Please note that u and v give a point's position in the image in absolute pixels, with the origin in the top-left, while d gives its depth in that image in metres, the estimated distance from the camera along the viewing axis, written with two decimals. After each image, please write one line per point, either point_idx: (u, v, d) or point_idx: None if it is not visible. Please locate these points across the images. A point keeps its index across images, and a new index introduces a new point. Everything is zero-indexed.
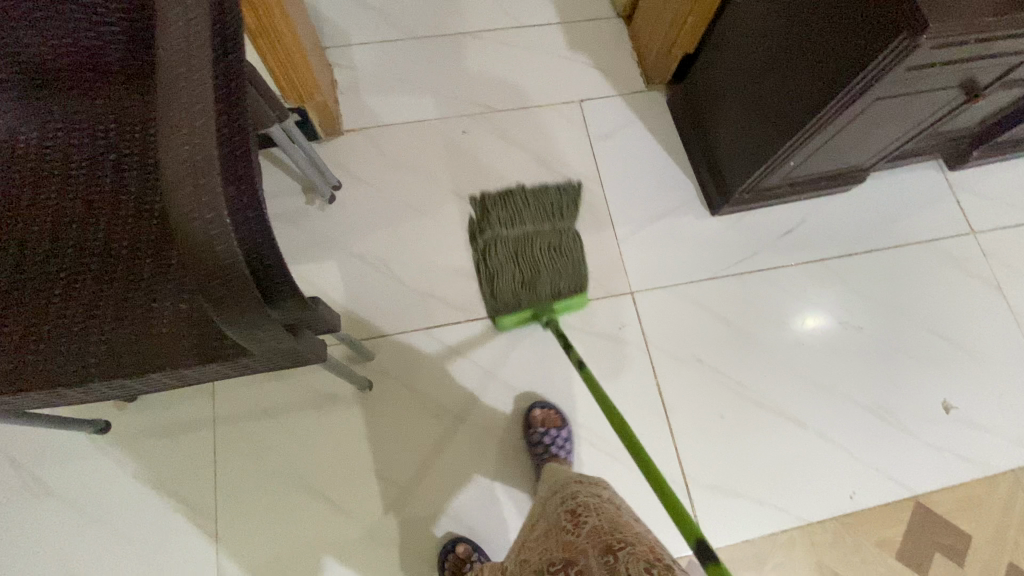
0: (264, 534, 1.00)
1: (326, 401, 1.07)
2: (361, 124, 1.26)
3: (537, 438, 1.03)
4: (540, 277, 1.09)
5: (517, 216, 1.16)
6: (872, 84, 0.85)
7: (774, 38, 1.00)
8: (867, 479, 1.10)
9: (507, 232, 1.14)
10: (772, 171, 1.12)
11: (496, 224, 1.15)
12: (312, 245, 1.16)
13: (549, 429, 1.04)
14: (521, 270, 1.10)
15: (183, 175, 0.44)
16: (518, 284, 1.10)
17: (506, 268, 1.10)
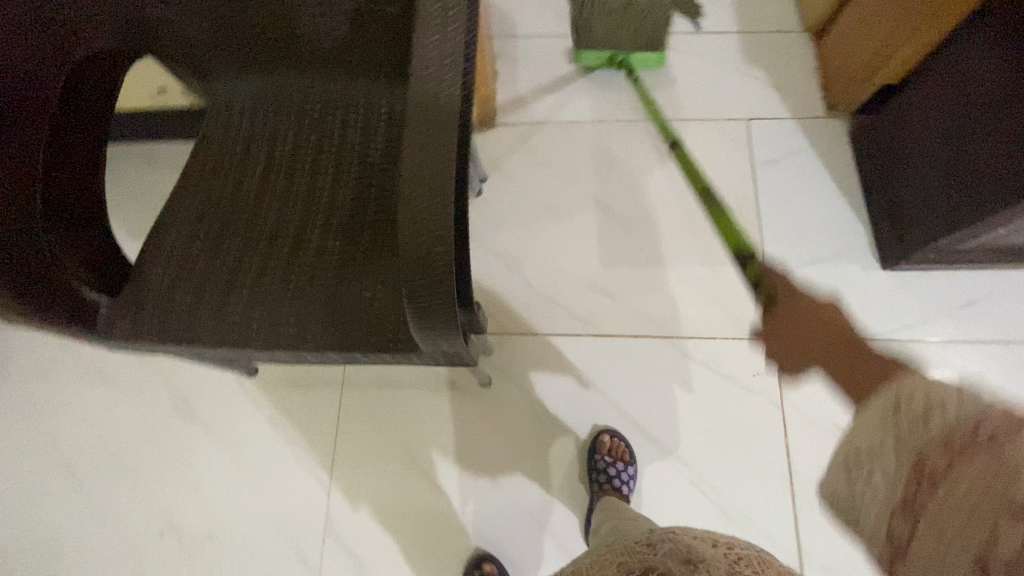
0: (368, 503, 1.05)
1: (444, 388, 1.10)
2: (515, 118, 1.25)
3: (601, 465, 0.99)
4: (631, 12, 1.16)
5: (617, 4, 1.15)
6: None
7: (993, 92, 0.88)
8: None
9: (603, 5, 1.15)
10: (969, 237, 0.98)
11: (595, 10, 1.16)
12: None
13: (615, 461, 1.00)
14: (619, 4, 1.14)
15: (419, 199, 0.51)
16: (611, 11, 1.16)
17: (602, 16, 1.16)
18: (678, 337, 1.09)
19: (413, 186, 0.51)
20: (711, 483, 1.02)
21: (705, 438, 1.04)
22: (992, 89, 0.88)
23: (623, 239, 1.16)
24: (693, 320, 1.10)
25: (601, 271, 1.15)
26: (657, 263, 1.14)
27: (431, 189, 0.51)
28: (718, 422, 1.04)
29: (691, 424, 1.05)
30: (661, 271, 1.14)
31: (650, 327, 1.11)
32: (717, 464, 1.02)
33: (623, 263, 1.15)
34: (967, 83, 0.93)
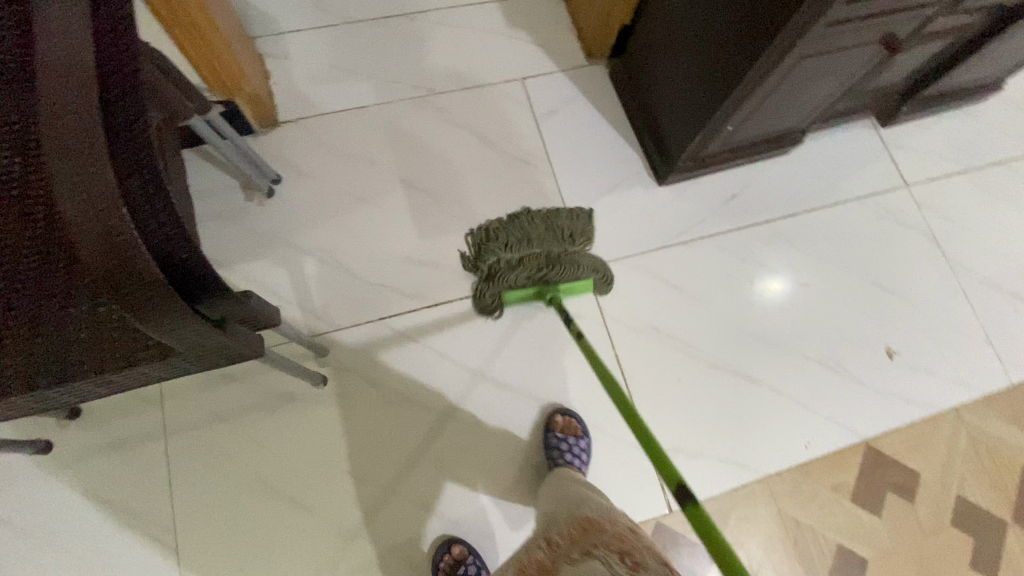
0: (228, 545, 0.97)
1: (285, 400, 1.04)
2: (298, 114, 1.21)
3: (554, 441, 1.02)
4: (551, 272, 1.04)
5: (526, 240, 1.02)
6: (781, 54, 0.88)
7: (689, 20, 1.04)
8: (824, 429, 1.12)
9: (507, 260, 1.04)
10: (713, 137, 1.14)
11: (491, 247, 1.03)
12: (248, 242, 1.11)
13: (568, 436, 1.03)
14: (531, 268, 1.04)
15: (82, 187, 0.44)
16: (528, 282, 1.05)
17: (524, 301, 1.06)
18: None
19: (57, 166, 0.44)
20: (563, 409, 1.08)
21: (550, 371, 1.11)
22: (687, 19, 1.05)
23: (435, 208, 1.18)
24: None
25: (418, 244, 1.15)
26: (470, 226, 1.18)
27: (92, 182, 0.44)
28: (557, 352, 1.12)
29: (535, 364, 1.11)
30: None
31: None
32: (564, 390, 1.10)
33: (437, 231, 1.16)
34: (669, 21, 1.10)
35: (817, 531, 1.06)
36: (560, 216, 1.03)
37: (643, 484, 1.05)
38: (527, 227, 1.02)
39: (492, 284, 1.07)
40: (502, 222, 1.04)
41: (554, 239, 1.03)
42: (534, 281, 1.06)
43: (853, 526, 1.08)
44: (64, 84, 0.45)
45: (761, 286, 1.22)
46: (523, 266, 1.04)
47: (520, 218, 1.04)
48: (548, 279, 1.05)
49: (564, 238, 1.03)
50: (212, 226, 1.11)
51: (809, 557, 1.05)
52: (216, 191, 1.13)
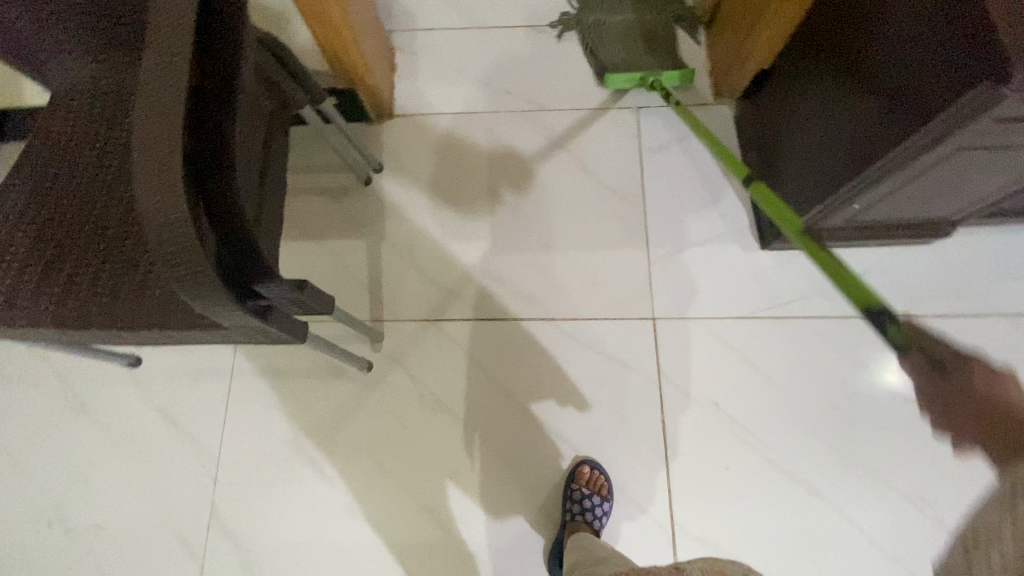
0: (254, 491, 1.05)
1: (334, 375, 1.10)
2: (411, 109, 1.26)
3: (576, 496, 0.97)
4: (652, 56, 1.27)
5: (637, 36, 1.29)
6: (932, 139, 0.74)
7: (832, 79, 0.92)
8: (887, 570, 0.96)
9: (612, 23, 1.29)
10: (833, 211, 1.00)
11: (608, 50, 1.27)
12: (339, 220, 1.19)
13: (592, 494, 0.98)
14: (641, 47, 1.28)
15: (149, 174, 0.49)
16: (631, 56, 1.26)
17: (621, 54, 1.27)
18: (565, 322, 1.12)
19: (155, 121, 0.47)
20: (592, 460, 1.03)
21: (588, 417, 1.06)
22: (830, 76, 0.93)
23: (514, 224, 1.18)
24: (579, 302, 1.13)
25: (490, 257, 1.16)
26: (544, 251, 1.16)
27: (155, 169, 0.48)
28: (600, 399, 1.07)
29: (574, 405, 1.07)
30: (549, 257, 1.16)
31: (537, 312, 1.13)
32: (599, 439, 1.05)
33: (511, 249, 1.16)
34: (811, 75, 0.99)
35: None
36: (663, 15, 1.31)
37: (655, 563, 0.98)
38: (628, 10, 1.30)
39: (598, 49, 1.27)
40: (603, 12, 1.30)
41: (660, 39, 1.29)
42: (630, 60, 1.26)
43: None
44: (172, 67, 0.47)
45: (879, 363, 1.06)
46: (619, 32, 1.28)
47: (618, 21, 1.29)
48: (650, 64, 1.26)
49: (653, 37, 1.29)
50: (312, 198, 1.20)
51: None
52: (323, 167, 1.22)
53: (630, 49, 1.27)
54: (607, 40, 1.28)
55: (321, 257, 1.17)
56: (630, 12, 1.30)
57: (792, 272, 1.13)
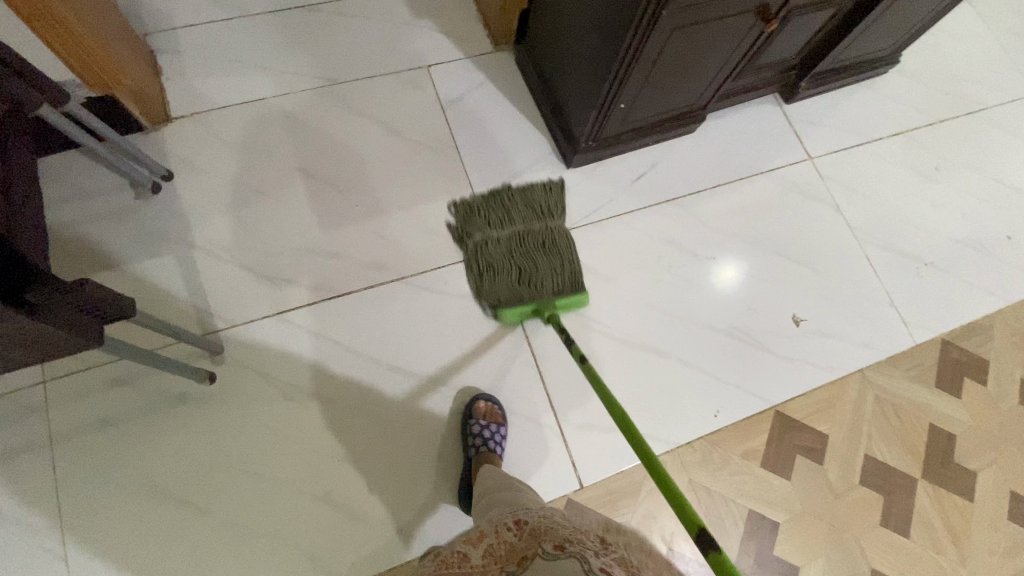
0: (116, 553, 0.92)
1: (178, 402, 0.99)
2: (192, 110, 1.18)
3: (474, 429, 1.00)
4: (541, 277, 1.12)
5: (509, 216, 1.19)
6: (654, 21, 0.89)
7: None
8: (731, 397, 1.14)
9: (481, 198, 1.20)
10: (609, 118, 1.14)
11: (478, 223, 1.17)
12: (138, 240, 1.08)
13: (489, 424, 1.01)
14: (523, 249, 1.15)
15: None
16: (520, 285, 1.12)
17: (502, 262, 1.14)
18: (412, 277, 1.13)
19: None
20: (472, 394, 1.07)
21: (458, 356, 1.10)
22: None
23: (334, 200, 1.16)
24: (421, 254, 1.15)
25: (319, 236, 1.13)
26: (373, 216, 1.16)
27: None
28: (464, 336, 1.11)
29: (441, 350, 1.09)
30: (380, 221, 1.16)
31: (382, 275, 1.12)
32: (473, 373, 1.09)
33: (339, 222, 1.15)
34: (558, 3, 1.12)
35: (728, 497, 1.08)
36: (537, 194, 1.22)
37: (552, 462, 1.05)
38: (511, 204, 1.20)
39: (487, 278, 1.13)
40: (487, 200, 1.20)
41: (534, 215, 1.19)
42: (522, 285, 1.12)
43: (765, 490, 1.09)
44: None
45: (717, 269, 1.24)
46: (506, 244, 1.15)
47: (501, 194, 1.21)
48: (541, 292, 1.11)
49: (538, 213, 1.19)
50: (98, 225, 1.07)
51: (721, 523, 1.06)
52: (105, 192, 1.09)
53: (510, 233, 1.16)
54: (490, 254, 1.15)
55: (129, 285, 1.05)
56: (514, 221, 1.18)
57: (597, 180, 1.27)
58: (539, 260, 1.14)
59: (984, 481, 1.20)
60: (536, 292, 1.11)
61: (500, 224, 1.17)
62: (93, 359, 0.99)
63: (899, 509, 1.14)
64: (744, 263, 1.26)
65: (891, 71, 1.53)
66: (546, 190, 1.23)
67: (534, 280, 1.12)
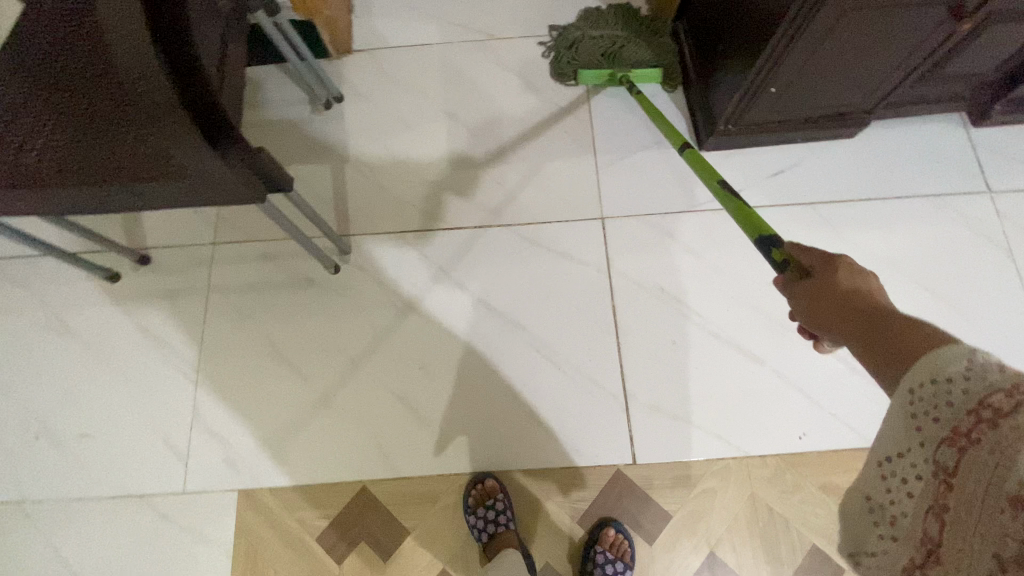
0: (231, 393, 1.11)
1: (303, 285, 1.16)
2: (368, 46, 1.35)
3: (598, 556, 0.95)
4: (627, 48, 1.24)
5: (608, 24, 1.27)
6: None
7: None
8: (822, 424, 1.05)
9: (593, 33, 1.26)
10: (754, 103, 1.08)
11: (581, 38, 1.26)
12: (303, 146, 1.26)
13: (616, 559, 0.95)
14: (612, 37, 1.25)
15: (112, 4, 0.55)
16: (606, 52, 1.25)
17: (593, 40, 1.25)
18: (519, 224, 1.19)
19: None
20: (548, 344, 1.10)
21: (543, 307, 1.13)
22: None
23: (467, 143, 1.26)
24: (532, 206, 1.20)
25: (446, 171, 1.24)
26: (498, 163, 1.24)
27: None
28: (554, 290, 1.14)
29: (529, 298, 1.14)
30: (502, 168, 1.23)
31: (492, 217, 1.20)
32: (553, 325, 1.12)
33: (466, 163, 1.24)
34: None
35: (790, 524, 0.99)
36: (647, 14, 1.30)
37: (609, 430, 1.05)
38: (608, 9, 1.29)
39: (576, 46, 1.26)
40: (587, 19, 1.29)
41: (634, 27, 1.27)
42: (608, 56, 1.25)
43: (836, 530, 0.99)
44: None
45: None
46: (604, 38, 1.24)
47: (605, 11, 1.29)
48: (623, 57, 1.24)
49: (635, 19, 1.28)
50: (278, 129, 1.28)
51: (775, 548, 0.98)
52: (286, 101, 1.30)
53: (606, 30, 1.26)
54: (583, 42, 1.26)
55: None
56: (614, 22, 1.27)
57: (726, 170, 1.21)
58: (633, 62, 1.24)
59: None
60: (618, 63, 1.24)
61: (598, 28, 1.27)
62: (250, 234, 1.19)
63: None
64: None
65: None
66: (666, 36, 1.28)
67: (620, 53, 1.24)
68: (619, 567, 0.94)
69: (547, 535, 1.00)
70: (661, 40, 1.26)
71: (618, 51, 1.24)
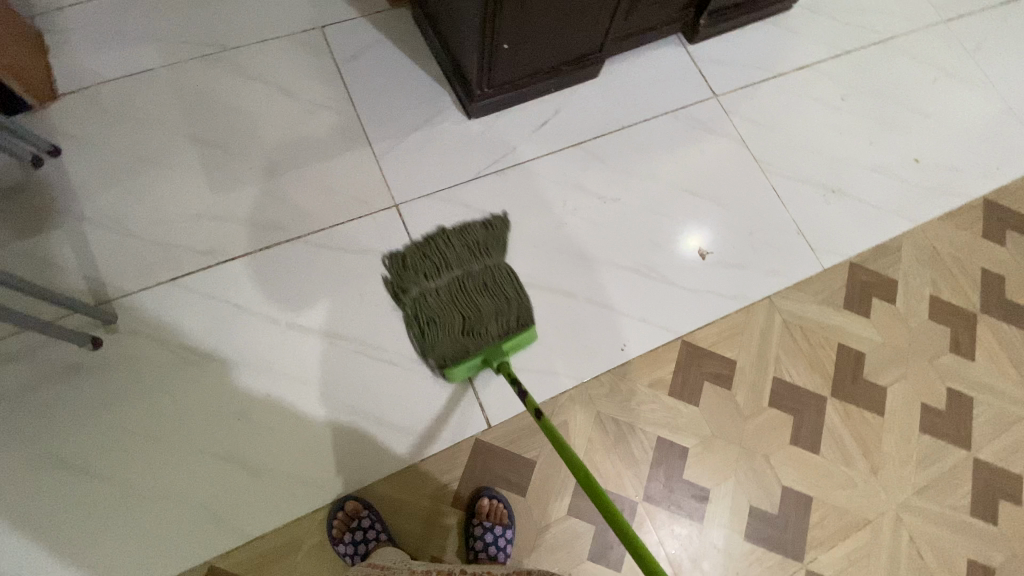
0: (15, 527, 0.92)
1: (72, 374, 0.99)
2: (76, 86, 1.16)
3: (477, 530, 0.97)
4: (477, 301, 1.03)
5: (444, 262, 1.09)
6: None
7: None
8: (638, 332, 1.16)
9: (433, 288, 1.06)
10: (497, 64, 1.13)
11: (422, 292, 1.06)
12: (25, 219, 1.06)
13: (494, 525, 0.98)
14: (452, 289, 1.05)
15: None
16: (466, 334, 1.01)
17: (442, 314, 1.03)
18: (312, 235, 1.12)
19: None
20: (376, 345, 1.07)
21: (360, 311, 1.09)
22: None
23: (231, 167, 1.15)
24: (321, 213, 1.14)
25: (215, 202, 1.12)
26: (271, 179, 1.15)
27: None
28: (367, 291, 1.10)
29: (344, 306, 1.09)
30: (277, 183, 1.15)
31: (281, 236, 1.12)
32: (376, 326, 1.09)
33: (235, 187, 1.14)
34: None
35: (636, 428, 1.10)
36: (481, 233, 1.16)
37: (459, 407, 1.06)
38: (445, 252, 1.10)
39: (427, 329, 1.04)
40: (420, 249, 1.13)
41: (469, 257, 1.10)
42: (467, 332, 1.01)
43: (673, 418, 1.11)
44: None
45: (684, 240, 1.25)
46: (447, 292, 1.04)
47: (436, 244, 1.12)
48: (482, 333, 1.01)
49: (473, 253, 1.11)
50: None
51: (631, 453, 1.08)
52: None
53: (445, 278, 1.06)
54: (431, 306, 1.05)
55: (16, 263, 1.03)
56: (452, 269, 1.08)
57: (499, 131, 1.27)
58: (461, 259, 1.10)
59: (895, 395, 1.23)
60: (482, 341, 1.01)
61: (435, 279, 1.07)
62: None
63: (809, 427, 1.17)
64: (709, 229, 1.28)
65: (798, 6, 1.53)
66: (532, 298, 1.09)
67: (471, 313, 1.03)
68: (500, 532, 0.97)
69: (427, 528, 1.00)
70: (502, 267, 1.09)
71: (472, 317, 1.02)
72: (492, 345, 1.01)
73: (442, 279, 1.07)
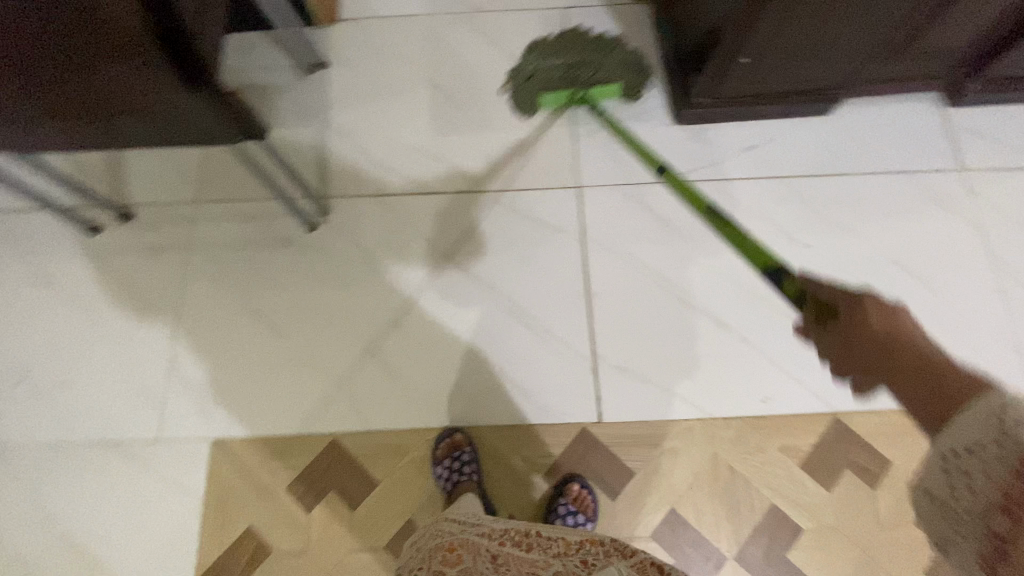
0: (208, 348, 1.12)
1: (282, 244, 1.18)
2: (356, 16, 1.37)
3: (560, 509, 0.98)
4: (582, 70, 1.23)
5: (564, 47, 1.28)
6: None
7: None
8: (784, 388, 1.07)
9: (548, 64, 1.26)
10: (727, 76, 1.10)
11: (539, 68, 1.27)
12: (288, 111, 1.28)
13: (578, 512, 0.98)
14: (565, 64, 1.25)
15: None
16: (564, 74, 1.23)
17: (549, 64, 1.26)
18: (498, 190, 1.21)
19: None
20: (520, 305, 1.13)
21: (517, 270, 1.15)
22: None
23: (450, 112, 1.28)
24: (511, 173, 1.22)
25: (428, 139, 1.26)
26: (479, 132, 1.26)
27: None
28: (529, 255, 1.16)
29: (505, 261, 1.16)
30: (483, 137, 1.25)
31: (472, 183, 1.22)
32: (527, 288, 1.14)
33: (448, 131, 1.26)
34: None
35: (751, 484, 1.02)
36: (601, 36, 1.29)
37: (577, 391, 1.07)
38: (571, 43, 1.28)
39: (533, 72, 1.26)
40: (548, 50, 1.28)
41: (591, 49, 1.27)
42: (566, 82, 1.23)
43: (794, 490, 1.01)
44: None
45: None
46: (561, 67, 1.24)
47: (566, 36, 1.30)
48: (580, 79, 1.22)
49: (595, 48, 1.26)
50: (264, 93, 1.30)
51: (736, 506, 1.01)
52: (272, 66, 1.32)
53: (563, 60, 1.25)
54: (543, 70, 1.26)
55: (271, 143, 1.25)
56: (569, 56, 1.26)
57: (702, 144, 1.24)
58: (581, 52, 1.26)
59: None
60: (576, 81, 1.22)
61: (553, 58, 1.27)
62: (234, 193, 1.21)
63: None
64: None
65: None
66: (633, 54, 1.27)
67: (576, 71, 1.23)
68: (581, 520, 0.97)
69: (513, 488, 1.03)
70: (613, 55, 1.26)
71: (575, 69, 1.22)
72: (586, 92, 1.20)
73: (558, 59, 1.27)
